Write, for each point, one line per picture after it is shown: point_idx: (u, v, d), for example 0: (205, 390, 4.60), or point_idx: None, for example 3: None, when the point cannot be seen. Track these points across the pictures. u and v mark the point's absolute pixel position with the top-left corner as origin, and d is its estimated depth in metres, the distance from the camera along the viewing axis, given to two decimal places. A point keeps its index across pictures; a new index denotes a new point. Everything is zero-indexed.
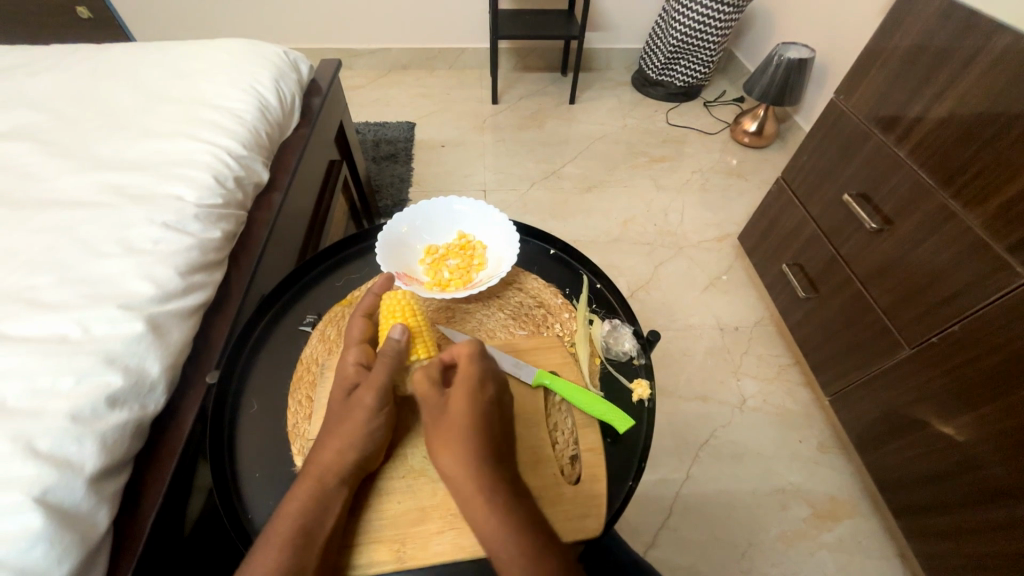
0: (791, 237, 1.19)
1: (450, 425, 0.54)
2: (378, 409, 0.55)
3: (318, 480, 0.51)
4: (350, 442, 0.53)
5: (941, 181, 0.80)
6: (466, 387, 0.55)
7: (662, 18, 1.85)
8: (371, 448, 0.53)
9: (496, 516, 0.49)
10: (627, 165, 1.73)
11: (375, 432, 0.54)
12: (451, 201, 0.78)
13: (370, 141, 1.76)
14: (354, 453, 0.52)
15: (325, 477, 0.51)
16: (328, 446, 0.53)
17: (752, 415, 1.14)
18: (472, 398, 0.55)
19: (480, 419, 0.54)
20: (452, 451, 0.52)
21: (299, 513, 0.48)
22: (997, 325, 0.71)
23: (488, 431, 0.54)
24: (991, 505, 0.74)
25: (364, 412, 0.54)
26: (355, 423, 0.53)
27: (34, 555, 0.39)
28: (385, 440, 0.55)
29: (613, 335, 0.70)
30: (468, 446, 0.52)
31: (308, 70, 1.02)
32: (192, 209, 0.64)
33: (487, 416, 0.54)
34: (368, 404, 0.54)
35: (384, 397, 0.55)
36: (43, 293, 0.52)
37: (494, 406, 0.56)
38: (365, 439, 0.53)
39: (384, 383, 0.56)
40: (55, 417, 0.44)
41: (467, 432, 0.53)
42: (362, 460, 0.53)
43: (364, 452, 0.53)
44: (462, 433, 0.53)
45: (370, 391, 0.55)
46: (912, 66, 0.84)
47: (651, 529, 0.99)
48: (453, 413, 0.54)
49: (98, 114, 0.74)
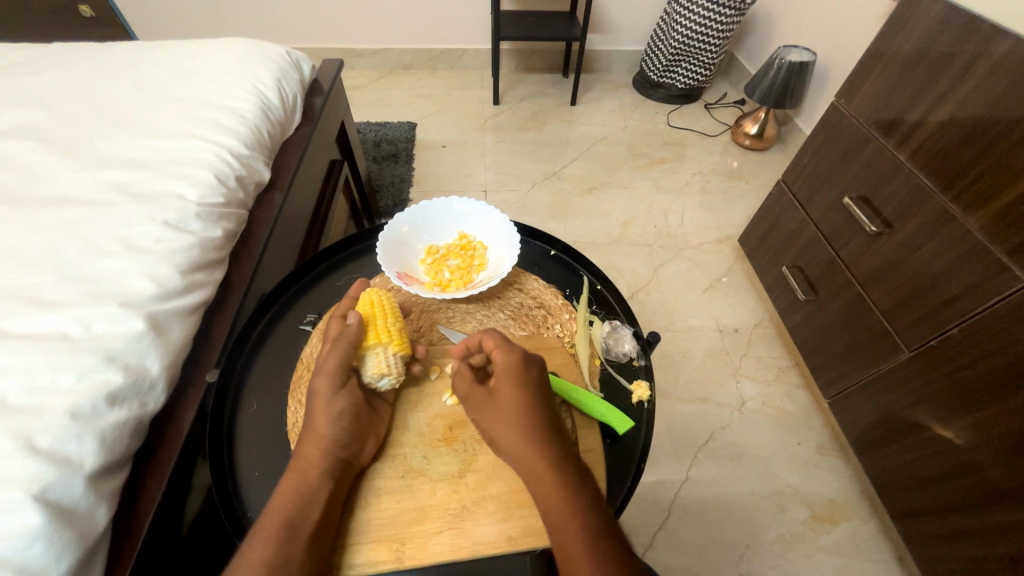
0: (790, 240, 1.19)
1: (506, 409, 0.53)
2: (337, 391, 0.55)
3: (303, 474, 0.51)
4: (318, 428, 0.53)
5: (941, 185, 0.81)
6: (511, 372, 0.55)
7: (664, 20, 1.86)
8: (341, 433, 0.53)
9: (564, 491, 0.49)
10: (627, 167, 1.73)
11: (340, 416, 0.54)
12: (452, 202, 0.79)
13: (371, 141, 1.76)
14: (329, 442, 0.52)
15: (311, 471, 0.51)
16: (307, 438, 0.53)
17: (751, 417, 1.14)
18: (521, 379, 0.55)
19: (532, 398, 0.54)
20: (510, 433, 0.52)
21: (285, 506, 0.49)
22: (997, 328, 0.72)
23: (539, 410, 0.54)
24: (989, 508, 0.74)
25: (323, 398, 0.54)
26: (318, 411, 0.54)
27: (32, 553, 0.39)
28: (360, 427, 0.55)
29: (613, 336, 0.70)
30: (527, 428, 0.52)
31: (310, 71, 1.02)
32: (193, 208, 0.64)
33: (538, 397, 0.54)
34: (322, 389, 0.54)
35: (339, 380, 0.55)
36: (44, 290, 0.52)
37: (541, 385, 0.56)
38: (332, 424, 0.53)
39: (337, 366, 0.55)
40: (54, 415, 0.44)
41: (523, 413, 0.53)
42: (342, 450, 0.53)
43: (339, 439, 0.53)
44: (520, 416, 0.53)
45: (323, 377, 0.55)
46: (912, 70, 0.85)
47: (649, 530, 0.99)
48: (504, 400, 0.54)
49: (99, 112, 0.75)
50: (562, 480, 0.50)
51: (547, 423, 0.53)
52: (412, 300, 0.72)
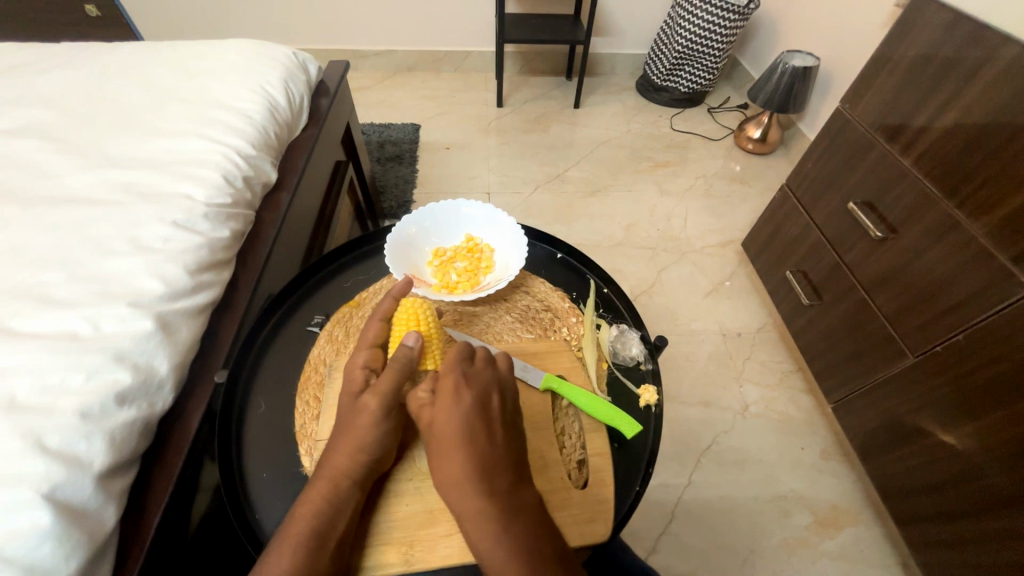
0: (794, 244, 1.20)
1: (438, 444, 0.53)
2: (383, 413, 0.54)
3: (334, 483, 0.51)
4: (357, 442, 0.52)
5: (946, 191, 0.81)
6: (444, 402, 0.54)
7: (668, 24, 1.86)
8: (381, 448, 0.53)
9: (500, 540, 0.48)
10: (631, 170, 1.73)
11: (382, 434, 0.53)
12: (459, 204, 0.79)
13: (374, 142, 1.76)
14: (365, 454, 0.52)
15: (339, 479, 0.51)
16: (339, 449, 0.53)
17: (754, 421, 1.14)
18: (452, 410, 0.53)
19: (461, 433, 0.52)
20: (445, 472, 0.51)
21: (314, 517, 0.48)
22: (1002, 334, 0.71)
23: (477, 439, 0.52)
24: (994, 515, 0.74)
25: (370, 417, 0.53)
26: (360, 426, 0.53)
27: (42, 552, 0.39)
28: (394, 442, 0.55)
29: (620, 340, 0.70)
30: (453, 466, 0.51)
31: (317, 72, 1.03)
32: (201, 208, 0.65)
33: (470, 427, 0.52)
34: (371, 408, 0.53)
35: (389, 404, 0.54)
36: (54, 289, 0.52)
37: (481, 414, 0.54)
38: (373, 439, 0.53)
39: (389, 390, 0.54)
40: (65, 414, 0.44)
41: (452, 446, 0.52)
42: (374, 462, 0.53)
43: (377, 453, 0.53)
44: (447, 449, 0.52)
45: (375, 395, 0.54)
46: (916, 77, 0.85)
47: (653, 534, 0.99)
48: (437, 431, 0.53)
49: (109, 111, 0.75)
50: (494, 520, 0.48)
51: (484, 462, 0.51)
52: None
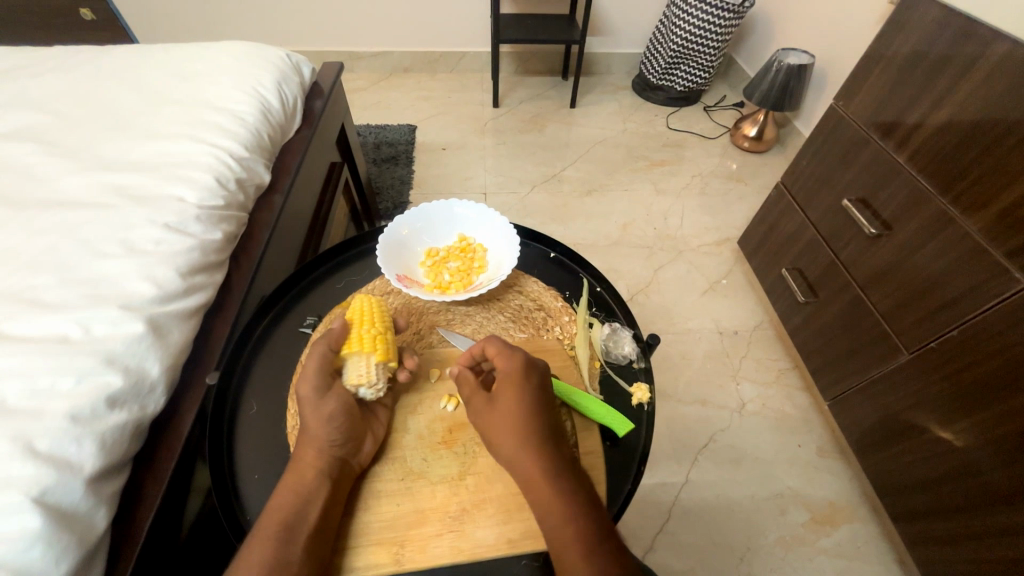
0: (790, 242, 1.19)
1: (503, 419, 0.53)
2: (324, 394, 0.54)
3: (301, 476, 0.51)
4: (314, 431, 0.53)
5: (940, 187, 0.81)
6: (512, 377, 0.55)
7: (664, 23, 1.86)
8: (337, 435, 0.53)
9: (567, 506, 0.49)
10: (627, 169, 1.73)
11: (333, 417, 0.53)
12: (451, 204, 0.79)
13: (370, 143, 1.76)
14: (326, 444, 0.52)
15: (309, 472, 0.51)
16: (305, 442, 0.53)
17: (751, 419, 1.14)
18: (519, 386, 0.54)
19: (531, 407, 0.53)
20: (510, 441, 0.52)
21: (284, 509, 0.49)
22: (995, 330, 0.72)
23: (542, 413, 0.54)
24: (991, 511, 0.74)
25: (309, 403, 0.54)
26: (309, 415, 0.53)
27: (32, 555, 0.39)
28: (356, 429, 0.55)
29: (613, 338, 0.70)
30: (522, 437, 0.52)
31: (311, 73, 1.03)
32: (193, 210, 0.65)
33: (538, 400, 0.54)
34: (308, 394, 0.54)
35: (324, 384, 0.55)
36: (44, 292, 0.52)
37: (544, 391, 0.55)
38: (325, 426, 0.53)
39: (315, 370, 0.55)
40: (55, 417, 0.44)
41: (522, 417, 0.53)
42: (339, 450, 0.53)
43: (338, 442, 0.53)
44: (517, 423, 0.52)
45: (305, 381, 0.54)
46: (909, 74, 0.85)
47: (649, 533, 0.99)
48: (503, 406, 0.54)
49: (101, 115, 0.75)
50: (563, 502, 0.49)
51: (548, 435, 0.53)
52: (413, 302, 0.73)
